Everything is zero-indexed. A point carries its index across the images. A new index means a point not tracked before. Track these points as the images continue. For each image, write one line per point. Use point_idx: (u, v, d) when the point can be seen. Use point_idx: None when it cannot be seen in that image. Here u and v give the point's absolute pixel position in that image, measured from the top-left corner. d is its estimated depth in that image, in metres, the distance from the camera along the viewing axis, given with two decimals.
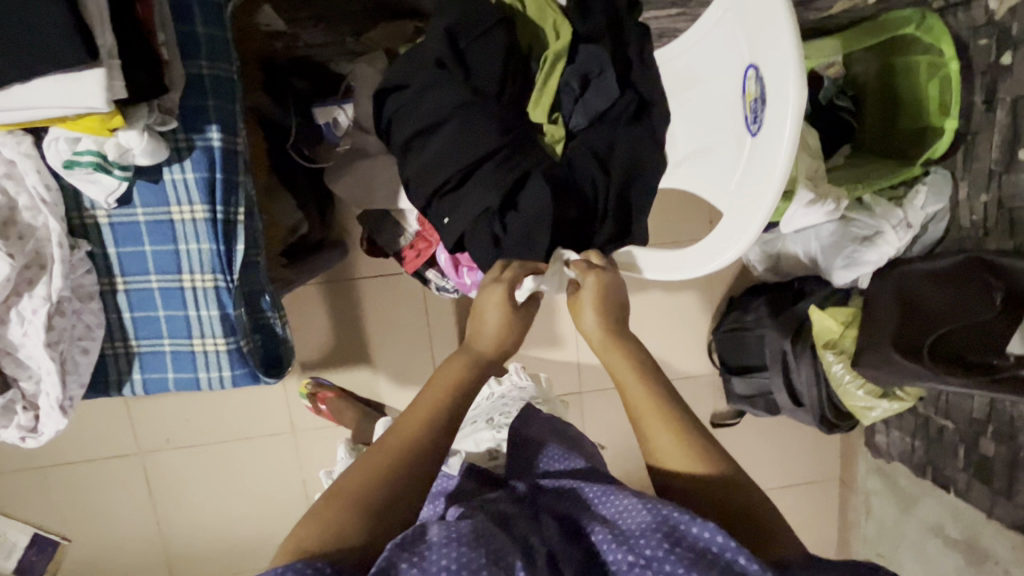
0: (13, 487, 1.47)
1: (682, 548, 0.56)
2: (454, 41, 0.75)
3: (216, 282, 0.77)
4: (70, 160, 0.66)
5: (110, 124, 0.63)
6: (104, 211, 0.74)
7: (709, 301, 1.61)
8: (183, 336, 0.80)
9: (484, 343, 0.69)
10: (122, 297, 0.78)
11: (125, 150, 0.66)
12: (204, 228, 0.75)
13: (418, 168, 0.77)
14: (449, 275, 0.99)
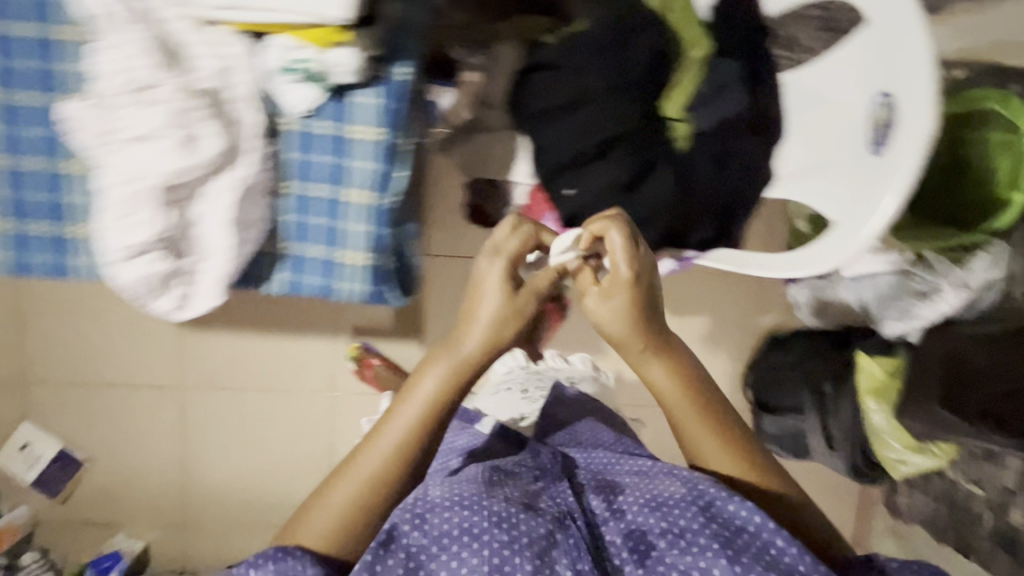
0: (51, 399, 1.48)
1: (715, 525, 0.63)
2: (614, 29, 0.83)
3: (374, 200, 0.82)
4: (286, 65, 0.75)
5: (327, 36, 0.73)
6: (292, 117, 0.80)
7: (750, 338, 1.65)
8: (330, 246, 0.85)
9: (467, 348, 0.68)
10: (287, 201, 0.83)
11: (335, 65, 0.75)
12: (375, 148, 0.81)
13: (556, 139, 0.85)
14: None
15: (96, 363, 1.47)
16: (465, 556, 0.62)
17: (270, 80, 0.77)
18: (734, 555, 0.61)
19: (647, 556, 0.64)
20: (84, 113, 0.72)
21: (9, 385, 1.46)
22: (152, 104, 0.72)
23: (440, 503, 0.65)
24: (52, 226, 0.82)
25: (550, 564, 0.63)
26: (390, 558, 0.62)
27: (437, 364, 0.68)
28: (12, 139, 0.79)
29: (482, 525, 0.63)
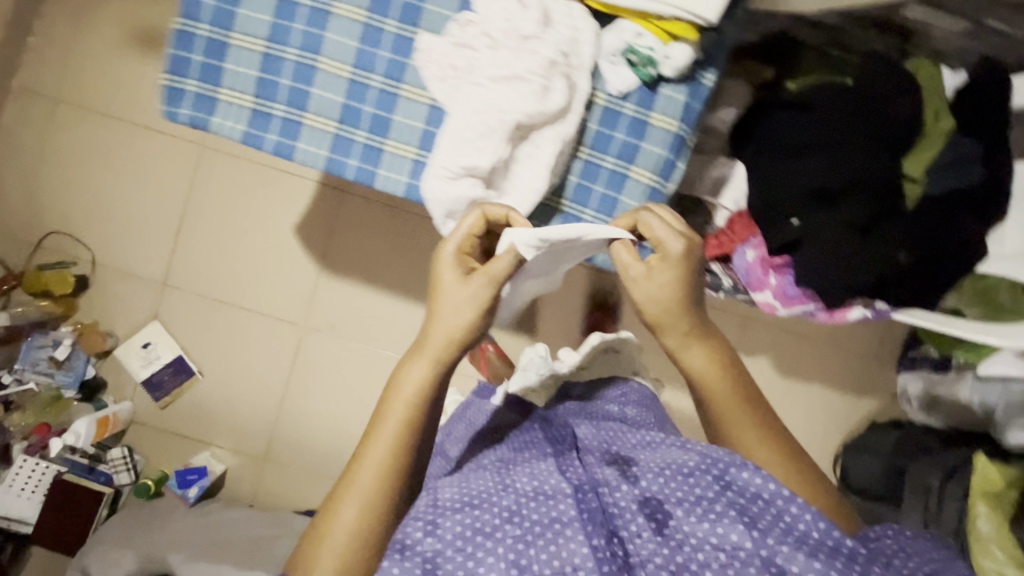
0: (182, 307, 1.55)
1: (731, 494, 0.71)
2: (881, 85, 0.90)
3: (656, 183, 0.83)
4: (626, 47, 0.78)
5: (674, 30, 0.75)
6: (604, 94, 0.81)
7: (845, 418, 1.64)
8: (605, 217, 0.85)
9: (433, 342, 0.74)
10: (579, 164, 0.83)
11: (668, 58, 0.77)
12: (672, 137, 0.82)
13: (807, 170, 0.89)
14: (746, 273, 1.00)
15: (234, 283, 1.55)
16: (479, 554, 0.68)
17: (600, 60, 0.80)
18: (749, 521, 0.68)
19: (663, 524, 0.71)
20: (458, 51, 0.78)
21: (152, 284, 1.54)
22: (526, 52, 0.76)
23: (451, 507, 0.74)
24: (355, 133, 0.82)
25: (563, 541, 0.69)
26: (407, 562, 0.67)
27: (415, 361, 0.75)
28: (358, 54, 0.80)
29: (495, 522, 0.71)
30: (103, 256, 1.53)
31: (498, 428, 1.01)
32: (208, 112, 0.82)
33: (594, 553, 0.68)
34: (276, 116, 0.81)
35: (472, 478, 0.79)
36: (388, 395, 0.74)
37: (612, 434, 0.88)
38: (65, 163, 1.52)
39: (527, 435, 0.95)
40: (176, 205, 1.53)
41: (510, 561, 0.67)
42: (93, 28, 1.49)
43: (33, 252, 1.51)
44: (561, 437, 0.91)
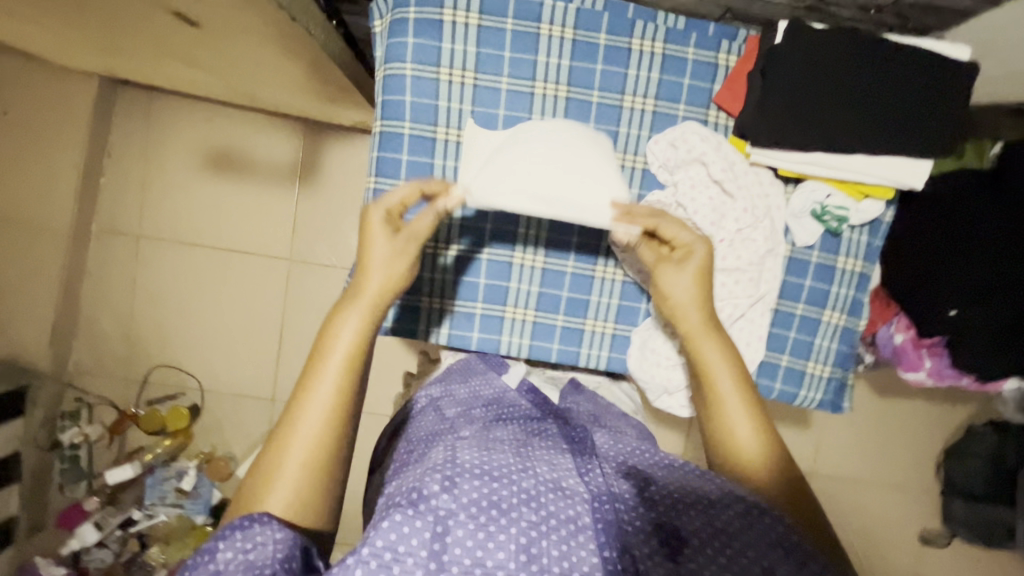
0: None
1: (752, 531, 0.60)
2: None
3: (848, 323, 0.78)
4: (818, 208, 0.73)
5: (873, 192, 0.71)
6: (791, 244, 0.76)
7: (943, 425, 1.68)
8: (801, 357, 0.78)
9: (370, 284, 0.66)
10: (778, 316, 0.77)
11: (859, 212, 0.73)
12: (858, 278, 0.78)
13: (970, 269, 0.89)
14: (899, 351, 1.01)
15: None
16: (492, 530, 0.57)
17: (788, 219, 0.74)
18: (767, 572, 0.58)
19: (676, 551, 0.60)
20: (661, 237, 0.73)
21: (261, 401, 1.56)
22: (742, 242, 0.72)
23: (469, 471, 0.62)
24: (556, 316, 0.81)
25: (576, 549, 0.59)
26: (420, 521, 0.56)
27: (351, 312, 0.65)
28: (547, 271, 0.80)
29: (511, 501, 0.60)
30: (208, 381, 1.55)
31: (494, 403, 0.76)
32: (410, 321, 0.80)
33: (604, 564, 0.58)
34: (479, 314, 0.81)
35: (486, 447, 0.68)
36: (319, 359, 0.64)
37: (630, 449, 0.74)
38: (157, 297, 1.53)
39: (535, 421, 0.76)
40: (270, 322, 1.54)
41: (522, 552, 0.57)
42: (164, 160, 1.50)
43: (143, 388, 1.54)
44: (577, 436, 0.73)
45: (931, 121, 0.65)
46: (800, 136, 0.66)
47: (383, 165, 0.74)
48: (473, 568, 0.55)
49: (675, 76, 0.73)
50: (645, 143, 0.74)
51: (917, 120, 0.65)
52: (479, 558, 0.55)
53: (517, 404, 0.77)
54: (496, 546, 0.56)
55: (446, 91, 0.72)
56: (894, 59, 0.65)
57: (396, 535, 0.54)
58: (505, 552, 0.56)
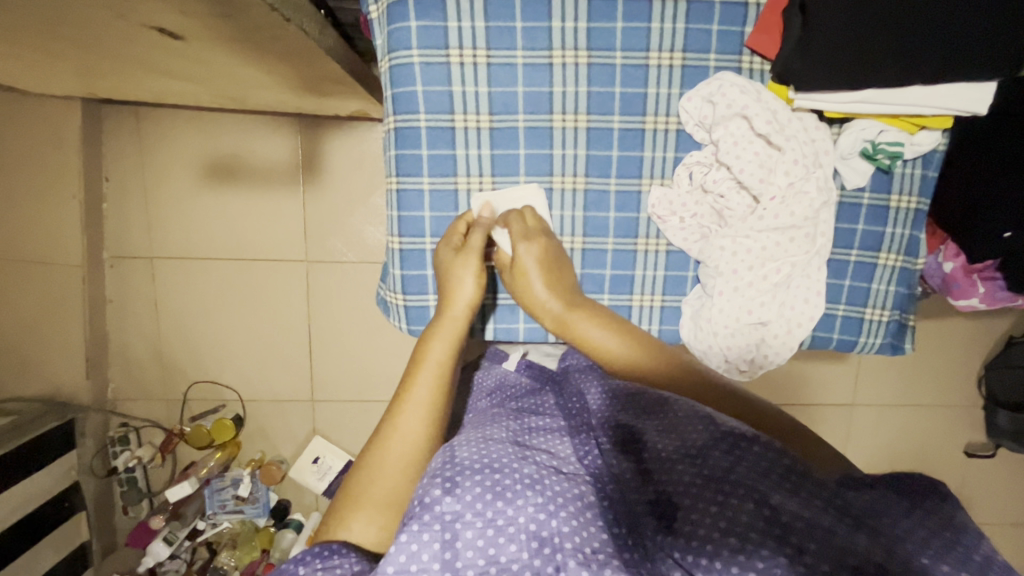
0: (335, 417, 1.58)
1: (749, 462, 0.59)
2: None
3: (906, 263, 0.75)
4: (870, 147, 0.68)
5: (928, 122, 0.66)
6: (839, 189, 0.72)
7: (982, 340, 1.67)
8: (859, 304, 0.75)
9: (460, 315, 0.68)
10: (832, 264, 0.74)
11: (912, 146, 0.68)
12: (914, 215, 0.73)
13: None
14: (952, 281, 0.98)
15: (377, 381, 1.57)
16: (501, 524, 0.56)
17: (836, 164, 0.70)
18: (764, 501, 0.55)
19: (675, 515, 0.57)
20: (703, 201, 0.70)
21: (301, 404, 1.58)
22: (795, 198, 0.67)
23: (468, 467, 0.61)
24: (600, 297, 0.74)
25: (585, 525, 0.57)
26: (429, 535, 0.54)
27: (439, 333, 0.68)
28: (586, 255, 0.73)
29: (514, 485, 0.59)
30: (245, 391, 1.56)
31: (497, 389, 0.85)
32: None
33: (612, 539, 0.56)
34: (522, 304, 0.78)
35: (484, 440, 0.67)
36: (413, 368, 0.68)
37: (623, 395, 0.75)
38: (183, 316, 1.52)
39: (533, 403, 0.80)
40: (297, 326, 1.53)
41: (531, 537, 0.55)
42: (163, 176, 1.46)
43: (184, 406, 1.55)
44: (575, 409, 0.75)
45: (1007, 35, 0.58)
46: (850, 73, 0.61)
47: (403, 163, 0.69)
48: (489, 567, 0.53)
49: (701, 24, 0.67)
50: (676, 101, 0.69)
51: (991, 34, 0.58)
52: (492, 556, 0.54)
53: (519, 382, 0.85)
54: (505, 538, 0.55)
55: (458, 74, 0.67)
56: None
57: (406, 556, 0.53)
58: (517, 544, 0.54)
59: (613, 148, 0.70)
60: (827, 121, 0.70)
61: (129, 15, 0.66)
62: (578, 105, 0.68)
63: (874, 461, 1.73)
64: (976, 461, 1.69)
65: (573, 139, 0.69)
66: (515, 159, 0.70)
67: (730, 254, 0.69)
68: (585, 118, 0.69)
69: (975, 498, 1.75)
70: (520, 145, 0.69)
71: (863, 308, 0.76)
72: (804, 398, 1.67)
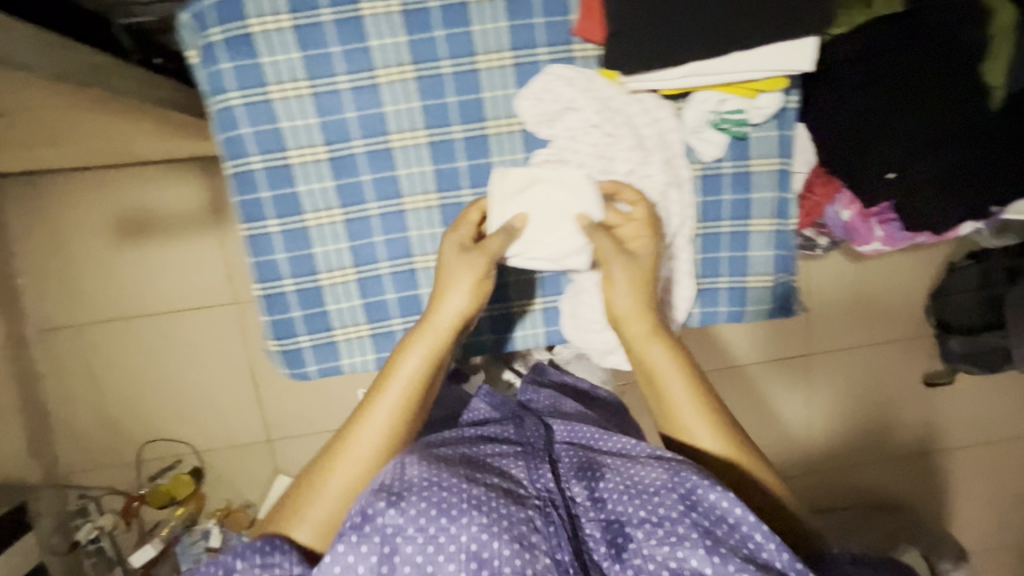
0: (295, 453, 1.57)
1: (694, 512, 0.63)
2: (924, 11, 0.84)
3: (778, 225, 0.74)
4: (717, 118, 0.67)
5: (765, 84, 0.65)
6: (697, 164, 0.70)
7: (924, 271, 1.68)
8: (739, 273, 0.75)
9: (441, 319, 0.66)
10: (699, 240, 0.73)
11: (758, 110, 0.67)
12: (777, 176, 0.72)
13: (887, 135, 0.86)
14: (852, 228, 0.98)
15: (331, 411, 1.55)
16: (440, 542, 0.59)
17: (690, 139, 0.69)
18: (718, 543, 0.61)
19: (623, 548, 0.63)
20: None
21: (259, 445, 1.56)
22: (644, 176, 0.68)
23: (417, 482, 0.62)
24: None
25: (531, 549, 0.60)
26: (363, 545, 0.58)
27: (411, 352, 0.66)
28: None
29: (459, 506, 0.60)
30: (199, 441, 1.54)
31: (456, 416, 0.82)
32: (333, 358, 0.72)
33: (561, 566, 0.60)
34: (398, 330, 0.72)
35: (438, 455, 0.67)
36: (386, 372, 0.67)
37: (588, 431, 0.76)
38: (123, 378, 1.50)
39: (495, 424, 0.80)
40: (240, 370, 1.51)
41: (473, 561, 0.58)
42: (74, 242, 1.42)
43: (139, 467, 1.53)
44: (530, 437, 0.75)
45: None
46: (664, 48, 0.60)
47: (246, 209, 0.67)
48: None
49: (524, 18, 0.65)
50: (514, 101, 0.67)
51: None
52: (427, 572, 0.58)
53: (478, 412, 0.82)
54: (445, 560, 0.58)
55: (284, 109, 0.65)
56: None
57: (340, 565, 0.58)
58: (455, 564, 0.58)
59: (460, 158, 0.68)
60: (671, 96, 0.68)
61: None
62: (413, 121, 0.66)
63: (841, 407, 1.73)
64: (937, 390, 1.71)
65: (417, 157, 0.67)
66: (361, 186, 0.67)
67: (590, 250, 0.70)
68: (424, 134, 0.67)
69: (943, 425, 1.76)
70: (364, 171, 0.67)
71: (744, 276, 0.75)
72: (759, 357, 1.68)
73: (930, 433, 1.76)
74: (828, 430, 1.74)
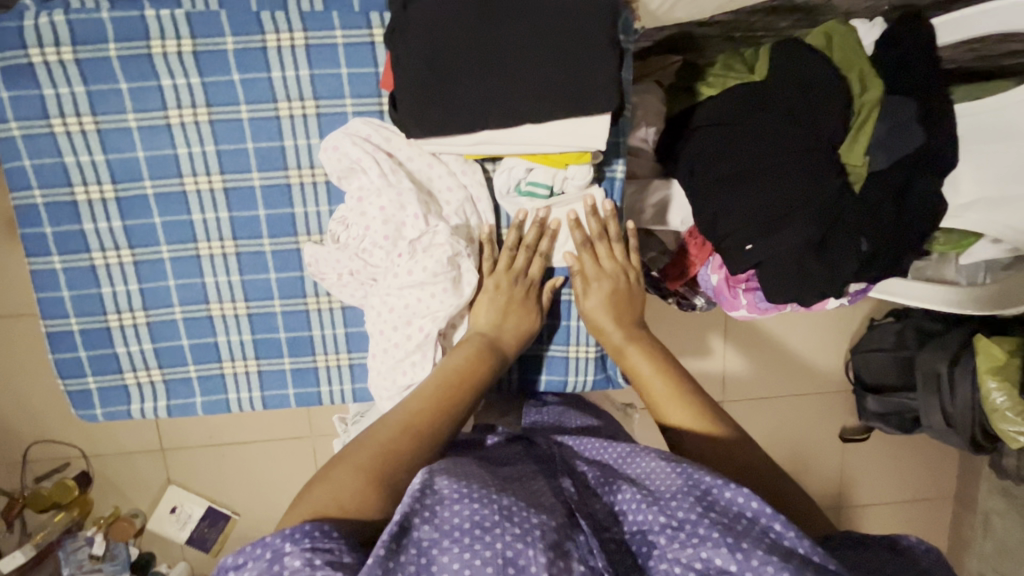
0: (187, 464, 1.53)
1: (714, 513, 0.59)
2: (792, 84, 0.83)
3: None
4: (521, 186, 0.70)
5: (566, 159, 0.67)
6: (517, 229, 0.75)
7: (846, 324, 1.65)
8: (561, 342, 0.86)
9: (499, 333, 0.71)
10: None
11: (566, 179, 0.69)
12: None
13: (747, 202, 0.84)
14: (719, 293, 0.95)
15: (226, 425, 1.51)
16: (477, 549, 0.53)
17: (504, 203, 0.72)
18: (738, 543, 0.56)
19: (648, 557, 0.60)
20: (354, 256, 0.67)
21: (151, 454, 1.52)
22: (426, 253, 0.66)
23: (448, 494, 0.58)
24: (282, 361, 0.73)
25: (565, 557, 0.56)
26: (403, 557, 0.53)
27: (462, 348, 0.70)
28: (254, 322, 0.71)
29: (493, 516, 0.56)
30: (88, 446, 1.50)
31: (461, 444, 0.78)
32: (122, 404, 0.73)
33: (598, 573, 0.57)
34: (195, 377, 0.73)
35: (468, 470, 0.64)
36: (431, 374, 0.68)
37: (598, 445, 0.74)
38: (13, 376, 1.45)
39: (511, 447, 0.77)
40: None
41: (500, 564, 0.53)
42: None
43: (25, 468, 1.49)
44: (547, 457, 0.74)
45: (599, 74, 0.56)
46: (453, 118, 0.57)
47: (28, 244, 0.65)
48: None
49: (329, 68, 0.63)
50: (317, 152, 0.66)
51: (579, 75, 0.56)
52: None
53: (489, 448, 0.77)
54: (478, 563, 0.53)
55: (68, 143, 0.62)
56: (535, 23, 0.56)
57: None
58: (493, 569, 0.53)
59: (259, 207, 0.67)
60: (483, 159, 0.72)
61: None
62: (207, 166, 0.65)
63: None
64: (851, 445, 1.69)
65: (212, 202, 0.66)
66: (152, 229, 0.66)
67: (376, 313, 0.68)
68: (219, 179, 0.65)
69: (857, 481, 1.75)
70: (153, 213, 0.66)
71: (565, 344, 0.86)
72: None
73: (843, 486, 1.75)
74: None
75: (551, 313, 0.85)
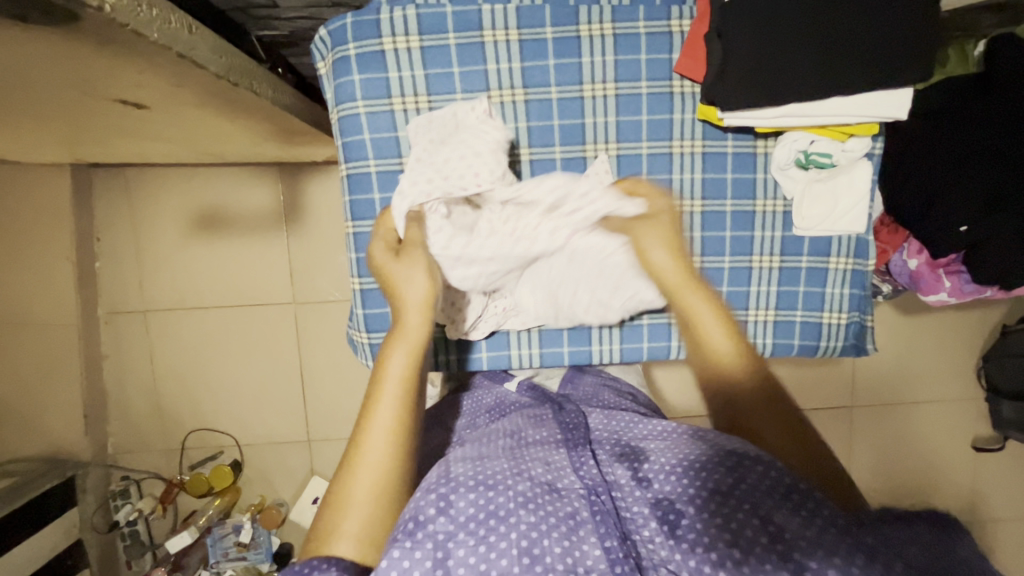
0: (330, 457, 1.57)
1: (744, 480, 0.59)
2: (1000, 73, 0.88)
3: (853, 265, 0.84)
4: (805, 157, 0.79)
5: (853, 131, 0.77)
6: (783, 200, 0.82)
7: (979, 331, 1.63)
8: (815, 309, 0.85)
9: (413, 321, 0.67)
10: None
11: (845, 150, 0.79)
12: (863, 219, 0.82)
13: (961, 189, 0.88)
14: (919, 277, 1.01)
15: None
16: (494, 539, 0.57)
17: (781, 173, 0.81)
18: (768, 519, 0.56)
19: (676, 525, 0.59)
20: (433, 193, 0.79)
21: (296, 445, 1.56)
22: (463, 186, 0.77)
23: (463, 483, 0.62)
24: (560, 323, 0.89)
25: (578, 544, 0.58)
26: (420, 550, 0.56)
27: (396, 347, 0.66)
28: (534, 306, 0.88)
29: (507, 507, 0.59)
30: (242, 435, 1.56)
31: (495, 407, 0.86)
32: None
33: (607, 555, 0.57)
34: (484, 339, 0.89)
35: (482, 457, 0.68)
36: (375, 384, 0.65)
37: (623, 424, 0.77)
38: (181, 369, 1.52)
39: (532, 414, 0.82)
40: (287, 368, 1.53)
41: (524, 552, 0.56)
42: (149, 230, 1.46)
43: (182, 455, 1.55)
44: (571, 425, 0.76)
45: (889, 47, 0.66)
46: (766, 91, 0.68)
47: (356, 208, 0.81)
48: None
49: (630, 54, 0.77)
50: (611, 127, 0.80)
51: (871, 50, 0.66)
52: (484, 570, 0.55)
53: (519, 401, 0.87)
54: (497, 554, 0.56)
55: (402, 119, 0.78)
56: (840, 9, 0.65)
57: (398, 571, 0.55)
58: (509, 559, 0.56)
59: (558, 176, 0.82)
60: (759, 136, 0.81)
61: (92, 91, 0.66)
62: (520, 140, 0.80)
63: (886, 464, 1.68)
64: (987, 456, 1.65)
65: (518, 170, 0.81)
66: None
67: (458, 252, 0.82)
68: (528, 151, 0.81)
69: (992, 493, 1.69)
70: None
71: (820, 311, 0.85)
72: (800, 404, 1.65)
73: (975, 497, 1.69)
74: (874, 485, 1.68)
75: (798, 282, 0.84)
